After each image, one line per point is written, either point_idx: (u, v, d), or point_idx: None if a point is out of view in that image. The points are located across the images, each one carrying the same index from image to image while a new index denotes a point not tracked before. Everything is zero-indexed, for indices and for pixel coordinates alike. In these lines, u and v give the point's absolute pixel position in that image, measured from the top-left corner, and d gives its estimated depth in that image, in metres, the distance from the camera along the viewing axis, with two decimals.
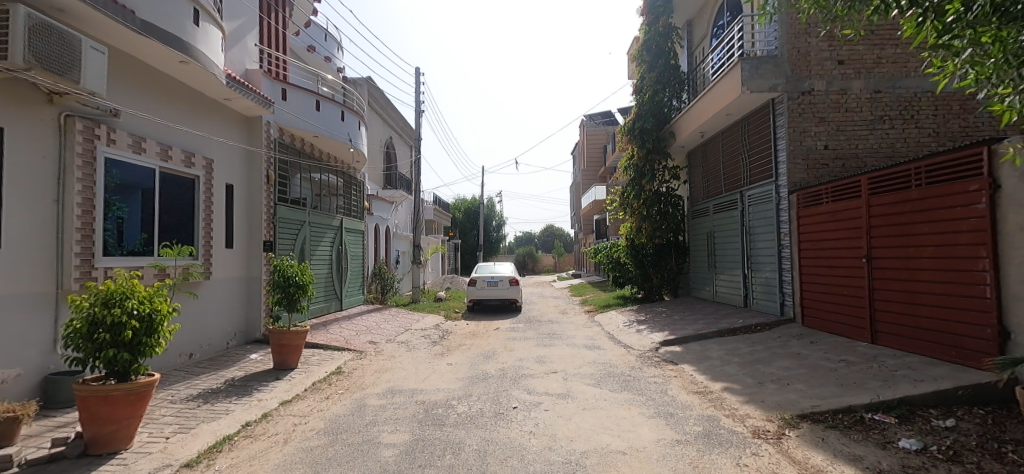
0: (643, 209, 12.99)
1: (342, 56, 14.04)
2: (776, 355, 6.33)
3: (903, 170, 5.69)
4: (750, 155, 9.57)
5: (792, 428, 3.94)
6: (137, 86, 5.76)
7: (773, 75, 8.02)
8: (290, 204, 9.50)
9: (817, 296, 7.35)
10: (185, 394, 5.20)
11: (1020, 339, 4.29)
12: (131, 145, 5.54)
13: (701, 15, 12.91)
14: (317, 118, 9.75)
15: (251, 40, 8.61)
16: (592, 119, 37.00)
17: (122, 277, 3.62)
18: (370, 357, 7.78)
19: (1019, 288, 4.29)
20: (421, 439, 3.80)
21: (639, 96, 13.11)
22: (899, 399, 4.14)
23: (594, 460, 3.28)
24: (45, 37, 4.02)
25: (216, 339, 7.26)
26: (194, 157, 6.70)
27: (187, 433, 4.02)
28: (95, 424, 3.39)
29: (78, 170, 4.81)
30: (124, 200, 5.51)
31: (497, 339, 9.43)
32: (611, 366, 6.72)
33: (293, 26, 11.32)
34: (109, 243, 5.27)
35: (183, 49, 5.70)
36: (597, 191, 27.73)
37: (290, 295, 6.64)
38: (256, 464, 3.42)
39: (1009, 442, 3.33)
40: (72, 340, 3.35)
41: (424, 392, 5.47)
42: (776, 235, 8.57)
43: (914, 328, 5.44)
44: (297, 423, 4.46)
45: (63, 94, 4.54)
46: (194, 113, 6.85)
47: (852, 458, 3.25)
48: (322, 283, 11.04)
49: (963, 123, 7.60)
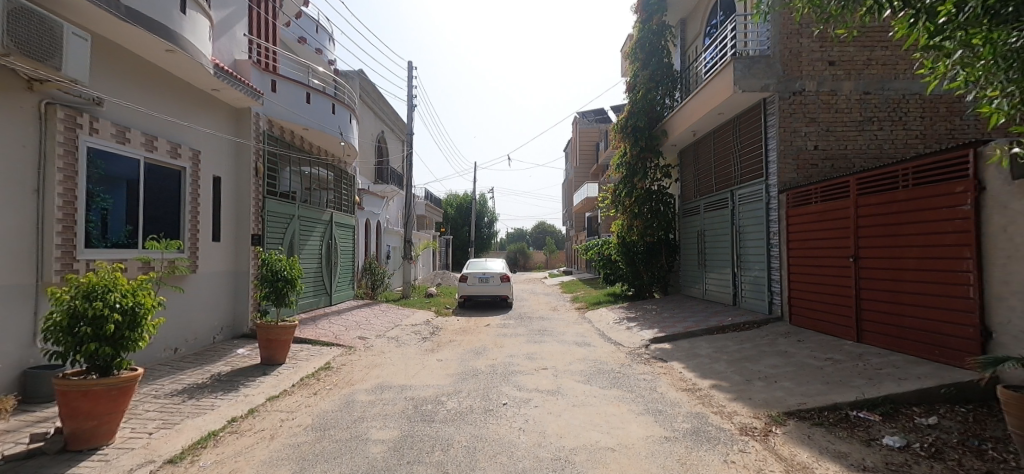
0: (634, 207, 13.11)
1: (334, 49, 13.87)
2: (764, 353, 6.38)
3: (891, 171, 5.75)
4: (741, 155, 9.65)
5: (779, 425, 3.98)
6: (121, 75, 5.63)
7: (765, 75, 8.06)
8: (279, 197, 9.37)
9: (805, 295, 7.43)
10: (169, 389, 5.11)
11: (1001, 339, 4.36)
12: (116, 135, 5.42)
13: (695, 14, 12.95)
14: (308, 111, 9.63)
15: (240, 29, 8.46)
16: (585, 117, 37.11)
17: (105, 269, 3.54)
18: (359, 353, 7.72)
19: (1001, 288, 4.36)
20: (410, 436, 3.77)
21: (633, 94, 13.05)
22: (883, 397, 4.19)
23: (582, 457, 3.28)
24: (24, 22, 3.90)
25: (202, 334, 7.15)
26: (180, 148, 6.59)
27: (171, 429, 3.95)
28: (75, 419, 3.31)
29: (59, 159, 4.69)
30: (108, 191, 5.40)
31: (488, 335, 9.43)
32: (601, 363, 6.74)
33: (284, 15, 11.11)
34: (93, 235, 5.17)
35: (169, 37, 5.58)
36: (590, 189, 27.78)
37: (278, 290, 6.55)
38: (242, 460, 3.38)
39: (989, 440, 3.39)
40: (52, 334, 3.27)
41: (414, 388, 5.43)
42: (766, 234, 8.64)
43: (900, 327, 5.51)
44: (285, 419, 4.41)
45: (44, 81, 4.43)
46: (181, 103, 6.73)
47: (837, 455, 3.28)
48: (312, 277, 10.94)
49: (950, 126, 7.70)
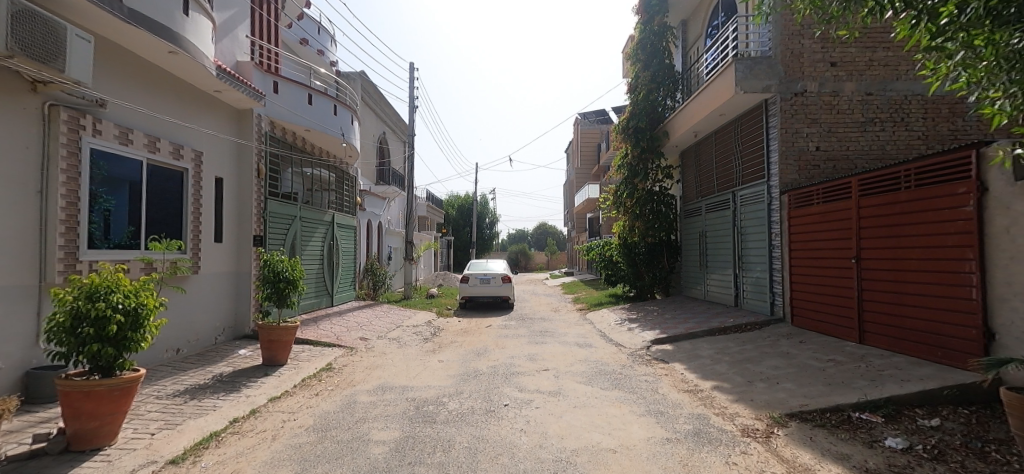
0: (635, 208, 13.13)
1: (335, 50, 13.92)
2: (766, 354, 6.38)
3: (893, 172, 5.74)
4: (742, 156, 9.64)
5: (781, 426, 3.98)
6: (123, 76, 5.64)
7: (766, 76, 8.06)
8: (281, 198, 9.39)
9: (806, 296, 7.42)
10: (171, 389, 5.13)
11: (1004, 340, 4.35)
12: (118, 136, 5.44)
13: (696, 15, 12.95)
14: (310, 112, 9.65)
15: (242, 31, 8.48)
16: (586, 118, 37.09)
17: (108, 270, 3.55)
18: (361, 354, 7.74)
19: (1004, 290, 4.35)
20: (411, 436, 3.78)
21: (634, 95, 13.08)
22: (885, 399, 4.18)
23: (583, 458, 3.28)
24: (28, 24, 3.92)
25: (204, 334, 7.16)
26: (183, 149, 6.60)
27: (173, 429, 3.97)
28: (77, 419, 3.32)
29: (62, 160, 4.71)
30: (111, 192, 5.42)
31: (489, 336, 9.43)
32: (602, 364, 6.74)
33: (286, 17, 11.14)
34: (95, 236, 5.18)
35: (171, 39, 5.59)
36: (591, 190, 27.81)
37: (280, 291, 6.56)
38: (243, 460, 3.38)
39: (992, 441, 3.38)
40: (55, 334, 3.28)
41: (415, 389, 5.44)
42: (767, 235, 8.64)
43: (902, 328, 5.51)
44: (286, 419, 4.42)
45: (47, 83, 4.45)
46: (183, 105, 6.75)
47: (839, 457, 3.27)
48: (314, 278, 10.97)
49: (953, 126, 7.69)
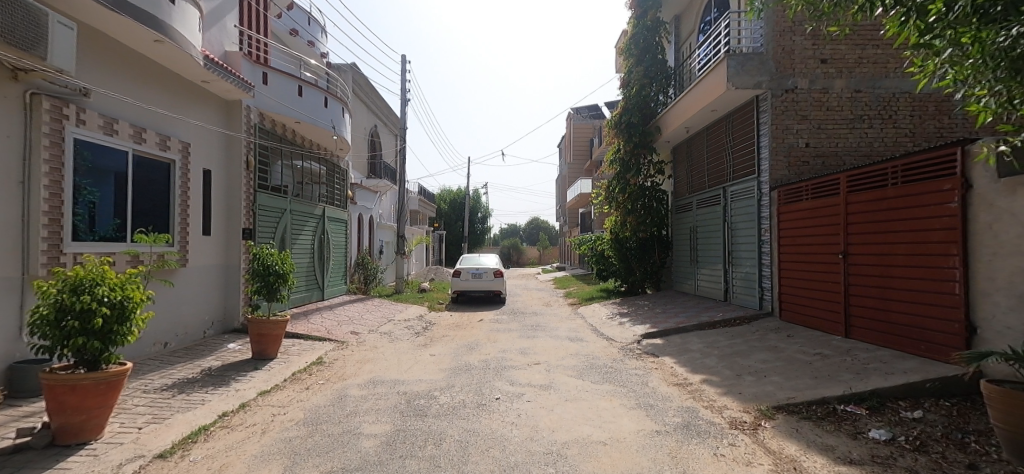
0: (628, 203, 13.15)
1: (326, 41, 13.78)
2: (754, 348, 6.46)
3: (881, 168, 5.81)
4: (733, 151, 9.71)
5: (768, 419, 4.03)
6: (107, 65, 5.52)
7: (757, 72, 8.09)
8: (271, 191, 9.28)
9: (794, 290, 7.53)
10: (159, 383, 5.08)
11: (985, 334, 4.43)
12: (103, 127, 5.33)
13: (689, 9, 12.96)
14: (300, 104, 9.56)
15: (230, 20, 8.33)
16: (579, 113, 37.12)
17: (92, 263, 3.50)
18: (352, 347, 7.72)
19: (986, 285, 4.43)
20: (403, 430, 3.78)
21: (627, 89, 13.13)
22: (870, 392, 4.25)
23: (574, 451, 3.30)
24: (8, 9, 3.81)
25: (192, 328, 7.09)
26: (169, 140, 6.51)
27: (161, 423, 3.93)
28: (63, 414, 3.28)
29: (45, 150, 4.61)
30: (95, 184, 5.32)
31: (482, 330, 9.48)
32: (593, 358, 6.77)
33: (275, 7, 10.99)
34: (80, 228, 5.10)
35: (156, 27, 5.47)
36: (584, 184, 27.98)
37: (269, 284, 6.50)
38: (232, 454, 3.36)
39: (972, 432, 3.46)
40: (39, 327, 3.23)
41: (407, 383, 5.43)
42: (757, 230, 8.72)
43: (886, 322, 5.61)
44: (276, 413, 4.39)
45: (29, 70, 4.35)
46: (169, 96, 6.63)
47: (824, 448, 3.33)
48: (304, 272, 10.90)
49: (939, 124, 7.82)
